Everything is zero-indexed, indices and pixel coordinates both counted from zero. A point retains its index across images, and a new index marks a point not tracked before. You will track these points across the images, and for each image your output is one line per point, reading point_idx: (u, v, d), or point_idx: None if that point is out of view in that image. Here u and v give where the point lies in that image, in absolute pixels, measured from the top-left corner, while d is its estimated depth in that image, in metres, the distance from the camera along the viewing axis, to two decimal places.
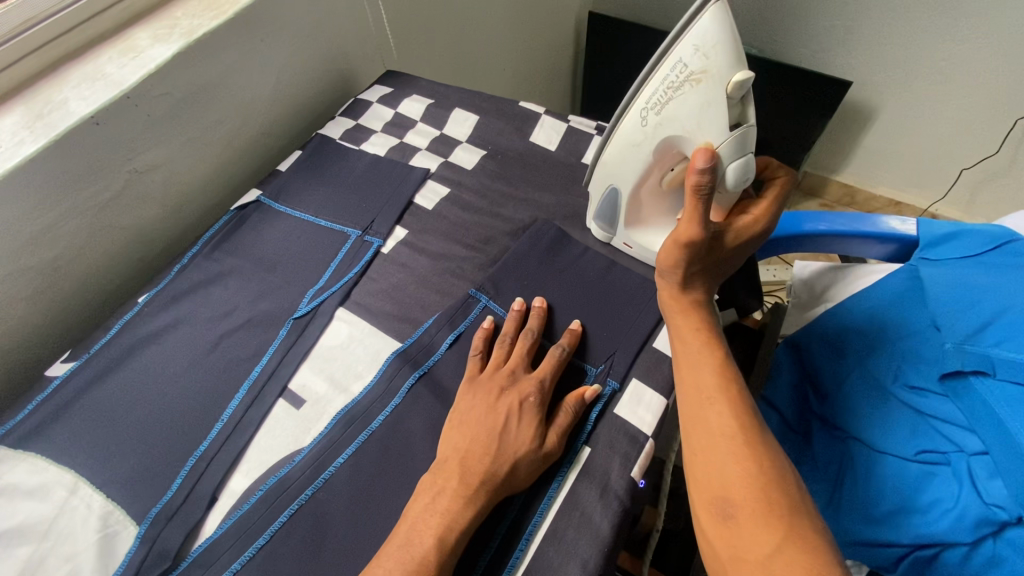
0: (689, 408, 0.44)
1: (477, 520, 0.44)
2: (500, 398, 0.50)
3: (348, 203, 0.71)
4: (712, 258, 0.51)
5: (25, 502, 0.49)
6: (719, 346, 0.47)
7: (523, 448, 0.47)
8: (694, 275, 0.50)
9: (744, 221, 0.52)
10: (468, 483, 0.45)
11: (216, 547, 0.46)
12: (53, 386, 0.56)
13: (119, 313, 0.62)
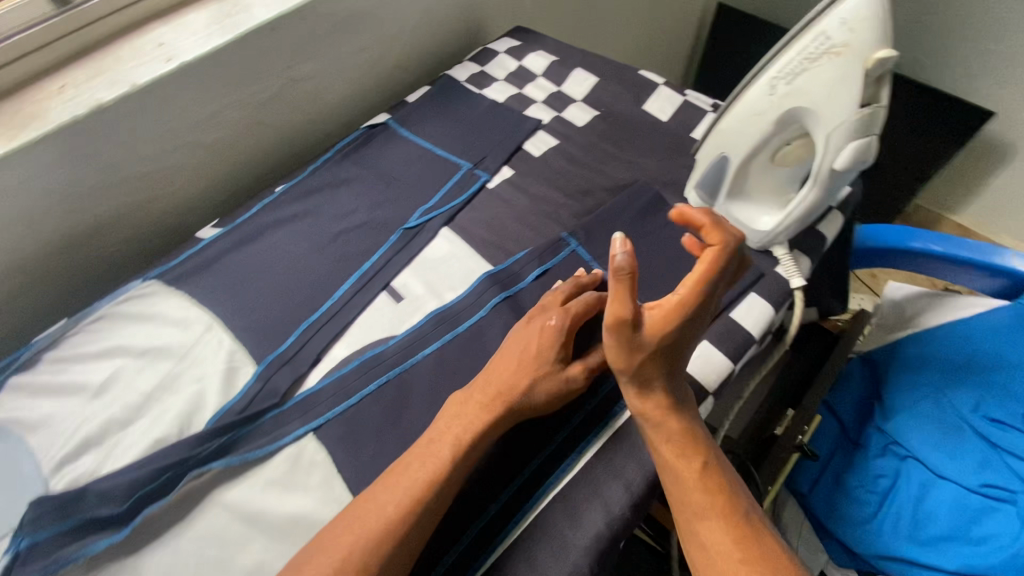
0: (683, 522, 0.45)
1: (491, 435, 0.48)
2: (528, 327, 0.53)
3: (464, 139, 0.76)
4: (677, 351, 0.47)
5: (172, 329, 0.59)
6: (699, 441, 0.47)
7: (538, 370, 0.50)
8: (665, 374, 0.47)
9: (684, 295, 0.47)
10: (453, 433, 0.47)
11: (317, 396, 0.54)
12: (202, 245, 0.66)
13: (259, 198, 0.71)
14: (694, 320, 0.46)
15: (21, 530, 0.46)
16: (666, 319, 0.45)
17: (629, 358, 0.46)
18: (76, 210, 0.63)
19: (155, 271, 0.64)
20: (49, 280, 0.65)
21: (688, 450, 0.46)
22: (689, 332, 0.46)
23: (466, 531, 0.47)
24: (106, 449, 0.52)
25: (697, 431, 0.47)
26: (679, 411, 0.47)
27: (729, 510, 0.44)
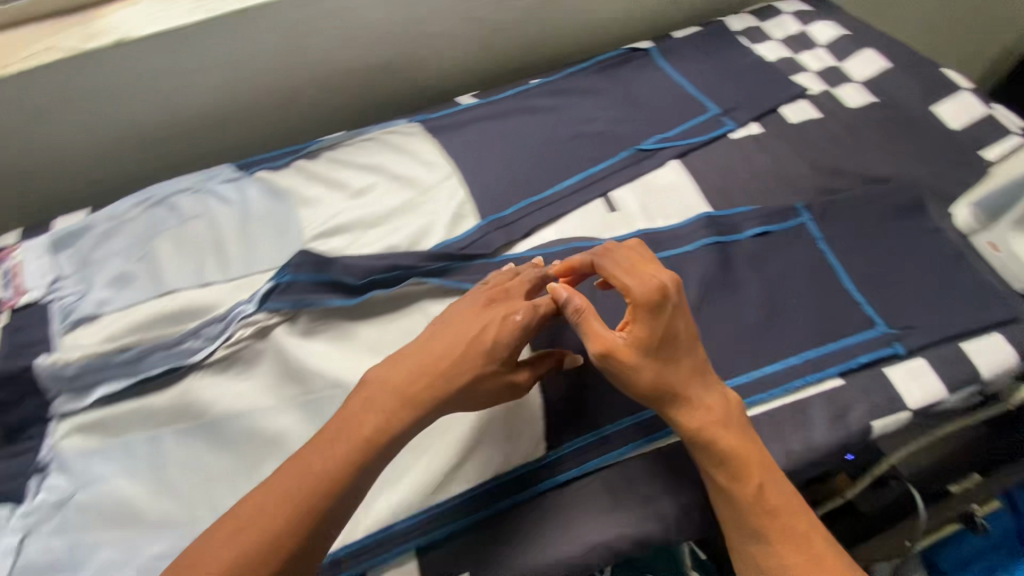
0: (739, 543, 0.45)
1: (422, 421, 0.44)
2: (487, 310, 0.48)
3: (721, 85, 0.75)
4: (686, 365, 0.47)
5: (421, 167, 0.68)
6: (749, 457, 0.45)
7: (489, 365, 0.46)
8: (691, 396, 0.46)
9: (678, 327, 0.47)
10: (378, 420, 0.43)
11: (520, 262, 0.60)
12: (461, 107, 0.74)
13: (515, 83, 0.77)
14: (678, 325, 0.47)
15: (288, 267, 0.57)
16: (648, 329, 0.46)
17: (645, 381, 0.46)
18: (377, 47, 0.73)
19: (419, 117, 0.74)
20: (337, 98, 0.78)
21: (728, 470, 0.45)
22: (683, 341, 0.47)
23: (622, 418, 0.53)
24: (351, 239, 0.63)
25: (748, 449, 0.46)
26: (718, 433, 0.46)
27: (794, 526, 0.44)
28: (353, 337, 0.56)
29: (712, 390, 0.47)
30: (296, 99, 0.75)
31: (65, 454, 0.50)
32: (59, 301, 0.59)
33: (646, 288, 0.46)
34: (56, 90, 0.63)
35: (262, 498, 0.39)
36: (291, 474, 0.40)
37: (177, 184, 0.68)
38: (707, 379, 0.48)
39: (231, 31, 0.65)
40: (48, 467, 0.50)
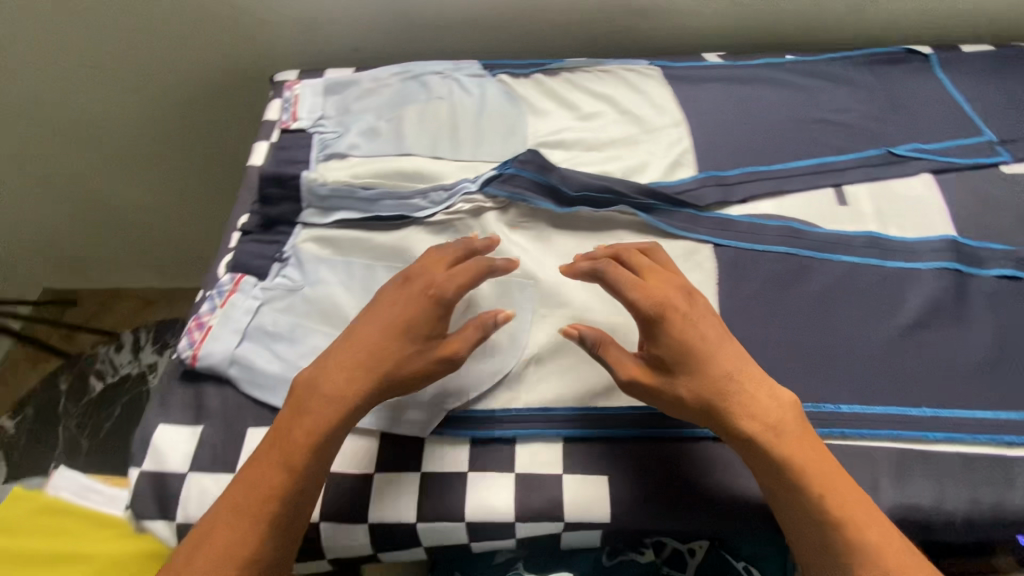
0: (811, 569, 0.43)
1: (356, 394, 0.45)
2: (408, 286, 0.49)
3: (1005, 112, 0.67)
4: (715, 374, 0.45)
5: (651, 109, 0.69)
6: (808, 469, 0.43)
7: (405, 353, 0.46)
8: (729, 411, 0.44)
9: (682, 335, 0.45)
10: (317, 406, 0.45)
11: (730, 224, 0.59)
12: (706, 64, 0.73)
13: (766, 55, 0.75)
14: (690, 334, 0.46)
15: (514, 161, 0.60)
16: (664, 344, 0.45)
17: (677, 400, 0.45)
18: None
19: (660, 63, 0.74)
20: (587, 27, 0.78)
21: (776, 479, 0.43)
22: (704, 345, 0.45)
23: None
24: (570, 155, 0.66)
25: (805, 466, 0.43)
26: (768, 447, 0.43)
27: (879, 552, 0.41)
28: (552, 240, 0.59)
29: (755, 397, 0.45)
30: (554, 14, 0.76)
31: (302, 255, 0.59)
32: (320, 135, 0.69)
33: (646, 300, 0.46)
34: None
35: (246, 478, 0.43)
36: (263, 456, 0.44)
37: (429, 67, 0.75)
38: (746, 385, 0.45)
39: None
40: (288, 260, 0.59)
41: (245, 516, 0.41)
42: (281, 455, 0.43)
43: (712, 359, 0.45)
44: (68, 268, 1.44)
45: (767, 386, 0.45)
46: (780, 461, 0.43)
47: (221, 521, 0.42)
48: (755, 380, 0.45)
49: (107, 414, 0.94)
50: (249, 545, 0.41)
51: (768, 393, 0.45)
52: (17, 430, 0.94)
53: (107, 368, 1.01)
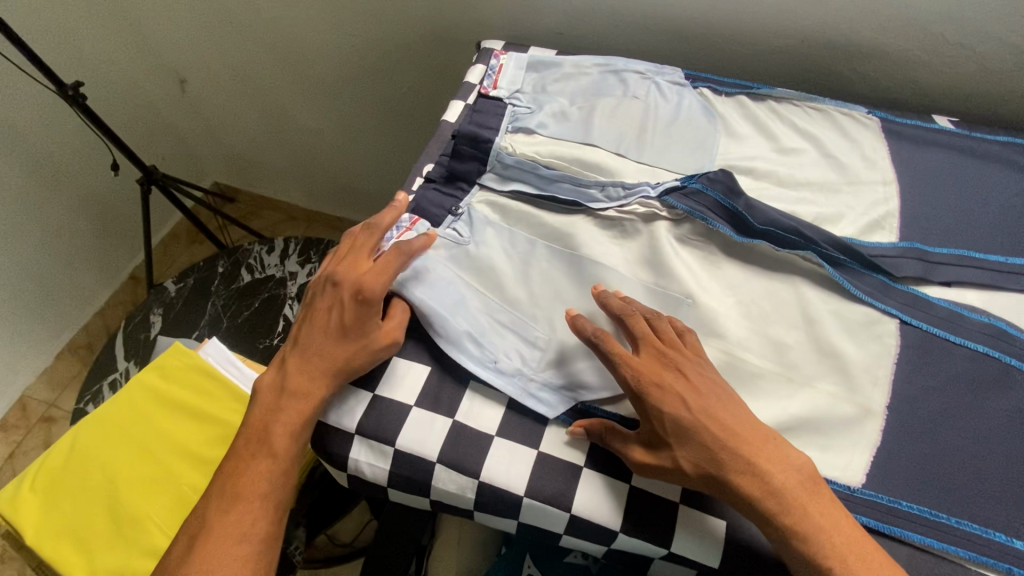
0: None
1: (311, 394, 0.51)
2: (336, 292, 0.53)
3: None
4: (705, 442, 0.44)
5: (858, 161, 0.64)
6: (819, 533, 0.42)
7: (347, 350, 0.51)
8: (726, 483, 0.43)
9: (665, 404, 0.45)
10: (285, 404, 0.51)
11: (926, 306, 0.53)
12: (934, 127, 0.66)
13: (1010, 131, 0.66)
14: (674, 405, 0.45)
15: (701, 177, 0.59)
16: (649, 420, 0.46)
17: (673, 472, 0.45)
18: (886, 26, 0.69)
19: (880, 113, 0.68)
20: (800, 58, 0.75)
21: (792, 548, 0.42)
22: (693, 415, 0.45)
23: (950, 514, 0.45)
24: (757, 187, 0.63)
25: (812, 535, 0.42)
26: (774, 514, 0.42)
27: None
28: (715, 270, 0.57)
29: (757, 463, 0.43)
30: (767, 41, 0.75)
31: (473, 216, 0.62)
32: (513, 107, 0.70)
33: (627, 377, 0.47)
34: None
35: (239, 468, 0.50)
36: (247, 448, 0.51)
37: (631, 63, 0.73)
38: (740, 450, 0.44)
39: None
40: (461, 216, 0.62)
41: (240, 502, 0.48)
42: (258, 449, 0.50)
43: (697, 424, 0.45)
44: (239, 167, 1.64)
45: (766, 449, 0.44)
46: (787, 527, 0.42)
47: (224, 504, 0.49)
48: (751, 443, 0.44)
49: (248, 304, 1.06)
50: (252, 522, 0.48)
51: (759, 457, 0.44)
52: (176, 294, 1.08)
53: (257, 264, 1.11)
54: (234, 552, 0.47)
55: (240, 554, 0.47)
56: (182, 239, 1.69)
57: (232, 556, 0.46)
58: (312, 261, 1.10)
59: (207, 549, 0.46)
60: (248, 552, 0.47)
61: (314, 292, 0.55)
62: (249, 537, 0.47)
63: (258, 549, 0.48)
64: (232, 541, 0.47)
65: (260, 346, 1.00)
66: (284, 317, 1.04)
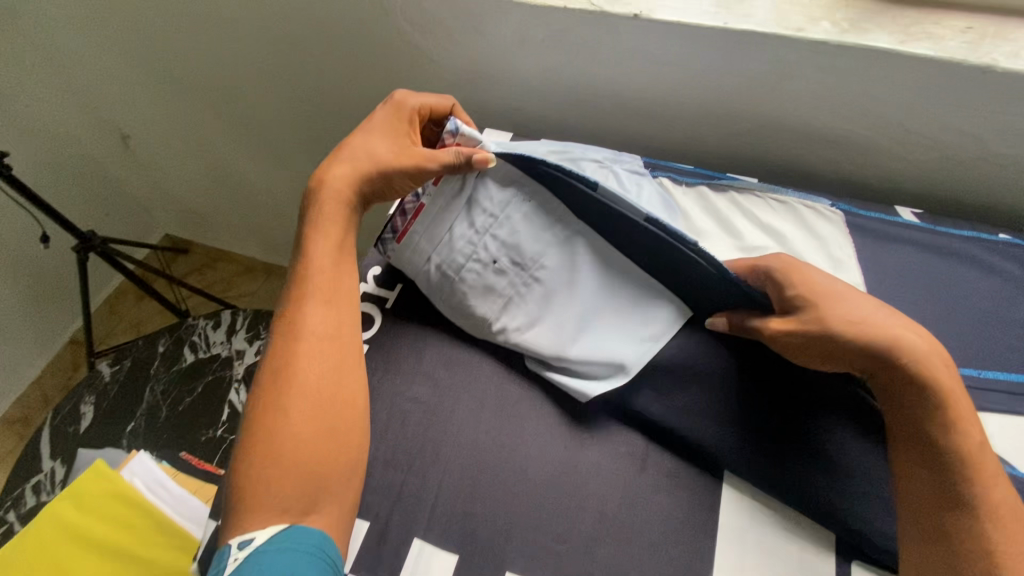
0: (925, 510, 0.43)
1: (344, 189, 0.57)
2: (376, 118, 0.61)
3: None
4: (858, 308, 0.47)
5: (823, 262, 0.61)
6: (962, 413, 0.44)
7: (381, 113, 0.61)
8: (892, 351, 0.45)
9: (813, 277, 0.49)
10: (320, 215, 0.56)
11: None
12: (900, 221, 0.64)
13: (974, 225, 0.65)
14: (818, 279, 0.49)
15: None
16: (807, 284, 0.48)
17: (825, 332, 0.46)
18: (847, 116, 0.67)
19: (845, 206, 0.66)
20: (763, 141, 0.73)
21: (925, 401, 0.44)
22: (848, 292, 0.48)
23: None
24: None
25: (947, 392, 0.44)
26: (930, 380, 0.44)
27: (997, 500, 0.42)
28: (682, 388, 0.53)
29: (907, 331, 0.46)
30: (727, 124, 0.73)
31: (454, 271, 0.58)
32: None
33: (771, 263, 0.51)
34: (558, 28, 0.69)
35: (295, 287, 0.54)
36: (300, 294, 0.53)
37: (588, 152, 0.70)
38: (894, 319, 0.47)
39: (732, 46, 0.64)
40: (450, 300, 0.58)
41: (303, 339, 0.51)
42: (311, 295, 0.53)
43: (842, 297, 0.48)
44: (190, 221, 1.55)
45: (912, 327, 0.47)
46: (939, 397, 0.44)
47: (288, 323, 0.52)
48: (901, 319, 0.47)
49: (190, 388, 0.98)
50: (311, 321, 0.52)
51: (919, 335, 0.46)
52: (110, 379, 0.99)
53: (201, 342, 1.04)
54: (309, 352, 0.51)
55: (313, 351, 0.51)
56: (129, 296, 1.59)
57: (309, 352, 0.51)
58: (261, 337, 1.03)
59: (281, 351, 0.51)
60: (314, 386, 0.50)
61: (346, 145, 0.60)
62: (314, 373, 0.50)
63: (328, 341, 0.52)
64: (305, 340, 0.51)
65: (202, 439, 0.93)
66: (230, 403, 0.96)
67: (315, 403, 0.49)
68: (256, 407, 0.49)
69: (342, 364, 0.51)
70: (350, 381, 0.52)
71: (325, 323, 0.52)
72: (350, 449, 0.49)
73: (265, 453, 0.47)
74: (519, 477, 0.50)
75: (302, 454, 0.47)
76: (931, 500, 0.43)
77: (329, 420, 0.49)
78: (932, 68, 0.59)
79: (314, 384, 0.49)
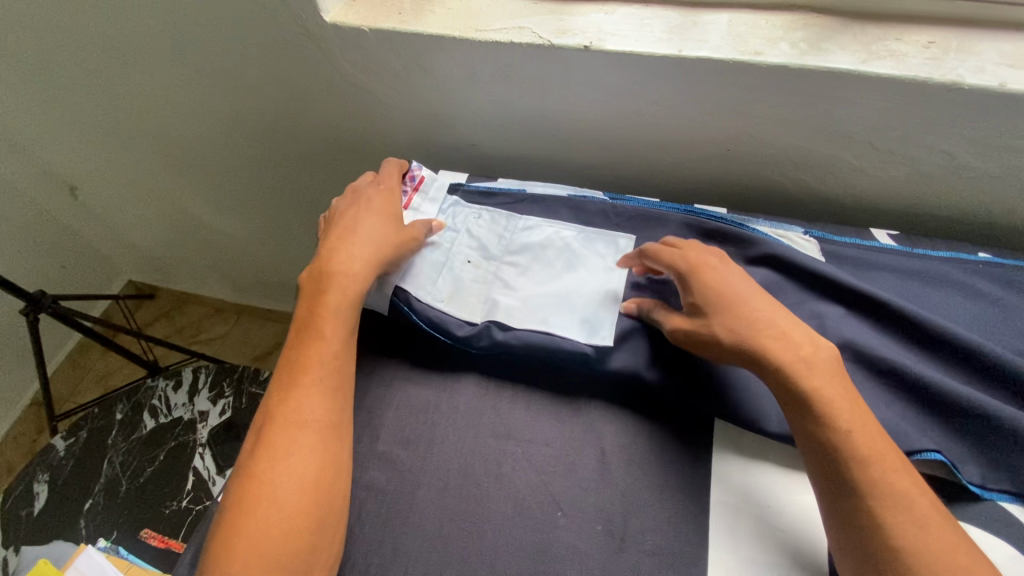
0: (824, 495, 0.44)
1: (361, 269, 0.54)
2: (379, 206, 0.59)
3: None
4: (745, 318, 0.49)
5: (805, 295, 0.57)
6: (832, 404, 0.45)
7: (379, 197, 0.60)
8: (763, 355, 0.47)
9: (708, 280, 0.51)
10: (331, 295, 0.52)
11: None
12: (875, 246, 0.62)
13: (951, 245, 0.62)
14: (718, 283, 0.51)
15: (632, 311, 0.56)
16: (693, 289, 0.51)
17: (710, 339, 0.49)
18: (812, 138, 0.64)
19: (818, 233, 0.63)
20: (729, 166, 0.70)
21: (790, 404, 0.46)
22: (738, 293, 0.50)
23: None
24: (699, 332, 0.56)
25: (801, 387, 0.45)
26: (796, 379, 0.46)
27: (888, 478, 0.42)
28: (660, 427, 0.51)
29: (786, 334, 0.48)
30: (691, 151, 0.70)
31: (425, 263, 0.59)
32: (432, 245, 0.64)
33: (677, 258, 0.53)
34: (506, 63, 0.65)
35: (295, 369, 0.49)
36: (303, 372, 0.49)
37: (548, 188, 0.67)
38: (779, 329, 0.48)
39: (688, 75, 0.61)
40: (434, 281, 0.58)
41: (301, 422, 0.47)
42: (316, 375, 0.49)
43: (739, 302, 0.50)
44: (150, 267, 1.48)
45: (798, 330, 0.49)
46: (801, 394, 0.45)
47: (284, 411, 0.47)
48: (786, 328, 0.48)
49: (151, 457, 0.92)
50: (314, 411, 0.48)
51: (805, 332, 0.49)
52: (66, 454, 0.93)
53: (161, 405, 0.98)
54: (307, 445, 0.46)
55: (313, 444, 0.46)
56: (92, 349, 1.52)
57: (308, 447, 0.46)
58: (226, 396, 0.98)
59: (277, 443, 0.46)
60: (309, 475, 0.45)
61: (341, 232, 0.57)
62: (310, 463, 0.45)
63: (330, 435, 0.47)
64: (308, 432, 0.47)
65: (166, 512, 0.87)
66: (194, 470, 0.91)
67: (313, 505, 0.44)
68: (239, 501, 0.44)
69: (338, 458, 0.47)
70: (343, 474, 0.47)
71: (331, 412, 0.48)
72: (329, 552, 0.44)
73: (248, 557, 0.41)
74: (487, 569, 0.46)
75: (286, 553, 0.42)
76: (825, 488, 0.44)
77: (323, 520, 0.44)
78: (897, 88, 0.56)
79: (311, 483, 0.45)
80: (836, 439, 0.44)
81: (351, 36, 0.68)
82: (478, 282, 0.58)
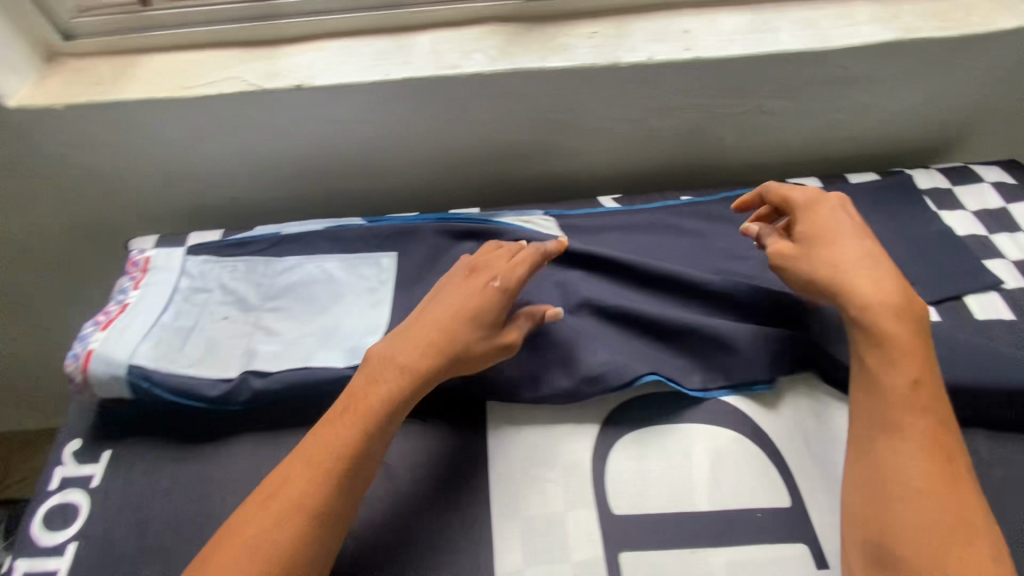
0: (868, 442, 0.46)
1: (423, 366, 0.48)
2: (474, 285, 0.53)
3: (898, 251, 0.66)
4: (841, 262, 0.51)
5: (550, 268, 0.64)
6: (909, 355, 0.47)
7: (500, 268, 0.54)
8: (842, 291, 0.50)
9: (807, 226, 0.55)
10: (399, 377, 0.47)
11: (623, 415, 0.54)
12: (603, 211, 0.70)
13: (663, 196, 0.73)
14: (837, 222, 0.54)
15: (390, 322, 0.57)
16: (805, 219, 0.55)
17: (802, 267, 0.53)
18: (531, 130, 0.71)
19: (557, 212, 0.70)
20: (476, 168, 0.76)
21: (866, 348, 0.49)
22: (841, 232, 0.54)
23: None
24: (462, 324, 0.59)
25: (886, 336, 0.48)
26: (880, 320, 0.48)
27: (941, 441, 0.44)
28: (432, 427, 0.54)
29: (883, 279, 0.50)
30: (438, 162, 0.74)
31: (171, 326, 0.55)
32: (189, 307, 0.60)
33: (804, 194, 0.57)
34: (225, 115, 0.65)
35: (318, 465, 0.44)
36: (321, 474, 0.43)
37: (306, 225, 0.66)
38: (895, 286, 0.50)
39: (400, 96, 0.65)
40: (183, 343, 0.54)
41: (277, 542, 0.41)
42: (325, 482, 0.43)
43: (836, 247, 0.53)
44: None
45: (909, 296, 0.50)
46: (881, 338, 0.48)
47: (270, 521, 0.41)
48: (899, 295, 0.49)
49: None
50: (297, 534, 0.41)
51: (886, 284, 0.50)
52: None
53: None
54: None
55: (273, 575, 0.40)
56: None
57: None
58: None
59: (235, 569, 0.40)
60: None
61: (460, 285, 0.53)
62: None
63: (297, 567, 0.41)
64: (299, 524, 0.42)
65: None
66: None
67: None
68: None
69: None
70: None
71: (334, 507, 0.43)
72: None
73: None
74: None
75: None
76: (861, 437, 0.47)
77: None
78: (574, 75, 0.65)
79: None
80: (910, 389, 0.46)
81: (47, 116, 0.63)
82: (234, 335, 0.56)
